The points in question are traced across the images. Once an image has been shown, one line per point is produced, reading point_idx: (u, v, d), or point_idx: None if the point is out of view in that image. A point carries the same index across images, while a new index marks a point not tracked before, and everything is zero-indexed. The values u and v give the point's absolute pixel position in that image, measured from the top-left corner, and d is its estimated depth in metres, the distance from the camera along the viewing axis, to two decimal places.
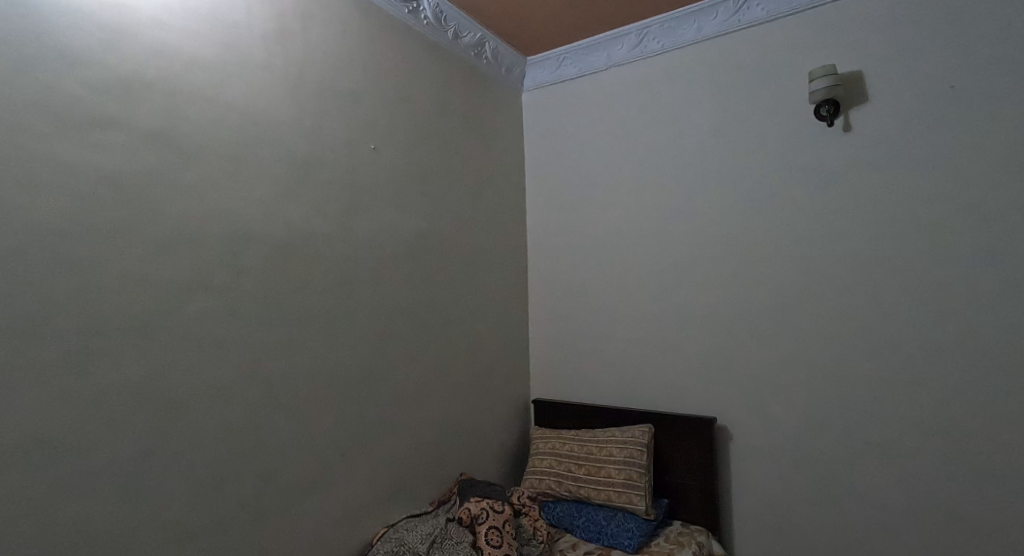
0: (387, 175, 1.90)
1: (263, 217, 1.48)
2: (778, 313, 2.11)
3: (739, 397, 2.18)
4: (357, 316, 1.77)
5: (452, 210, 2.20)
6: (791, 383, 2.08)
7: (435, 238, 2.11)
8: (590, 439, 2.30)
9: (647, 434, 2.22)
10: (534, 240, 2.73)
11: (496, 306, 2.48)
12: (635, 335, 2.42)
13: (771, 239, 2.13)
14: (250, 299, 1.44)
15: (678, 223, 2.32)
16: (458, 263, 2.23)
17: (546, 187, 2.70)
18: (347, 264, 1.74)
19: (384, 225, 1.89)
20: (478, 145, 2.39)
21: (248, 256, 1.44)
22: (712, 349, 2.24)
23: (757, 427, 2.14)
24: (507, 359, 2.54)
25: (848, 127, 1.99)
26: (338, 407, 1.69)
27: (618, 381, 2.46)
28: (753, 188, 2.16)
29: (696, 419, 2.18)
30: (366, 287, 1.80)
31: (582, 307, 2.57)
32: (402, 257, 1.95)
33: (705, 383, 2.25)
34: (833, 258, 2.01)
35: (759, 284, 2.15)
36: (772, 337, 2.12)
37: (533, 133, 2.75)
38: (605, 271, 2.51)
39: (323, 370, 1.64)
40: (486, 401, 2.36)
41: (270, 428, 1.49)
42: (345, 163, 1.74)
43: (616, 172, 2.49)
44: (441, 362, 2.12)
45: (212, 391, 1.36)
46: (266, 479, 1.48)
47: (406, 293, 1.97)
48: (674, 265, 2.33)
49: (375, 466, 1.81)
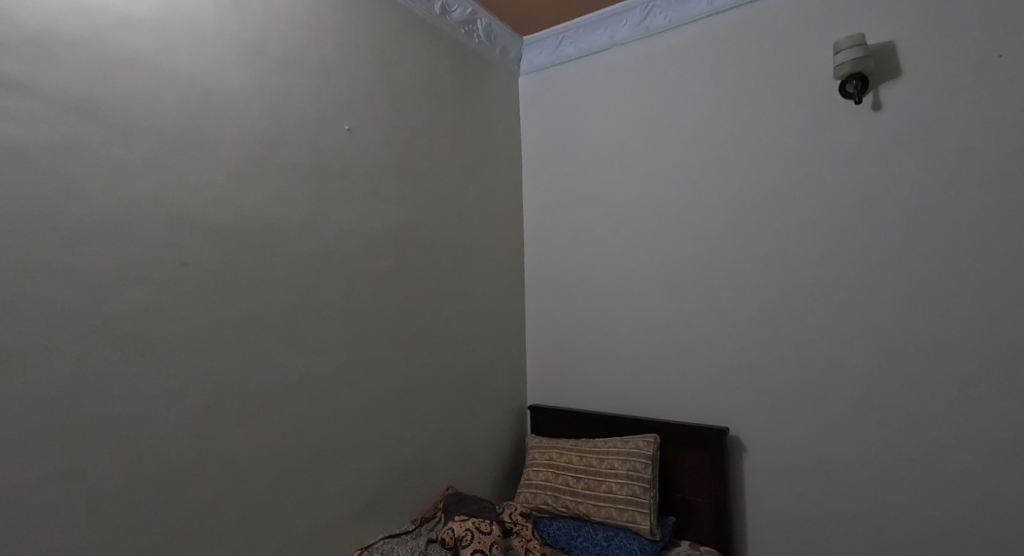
0: (364, 160, 1.73)
1: (213, 202, 1.31)
2: (796, 312, 1.91)
3: (753, 405, 1.98)
4: (327, 316, 1.59)
5: (437, 200, 2.03)
6: (811, 391, 1.88)
7: (419, 230, 1.94)
8: (589, 450, 2.12)
9: (652, 446, 2.02)
10: (531, 234, 2.55)
11: (488, 305, 2.30)
12: (639, 337, 2.23)
13: (788, 232, 1.93)
14: (197, 295, 1.27)
15: (684, 213, 2.13)
16: (445, 257, 2.06)
17: (543, 177, 2.52)
18: (316, 257, 1.57)
19: (360, 215, 1.71)
20: (469, 130, 2.21)
21: (194, 246, 1.27)
22: (723, 353, 2.04)
23: (773, 438, 1.94)
24: (501, 362, 2.36)
25: (878, 105, 1.79)
26: (303, 416, 1.52)
27: (620, 386, 2.27)
28: (768, 175, 1.97)
29: (706, 429, 1.98)
30: (338, 283, 1.63)
31: (581, 306, 2.39)
32: (380, 250, 1.78)
33: (715, 389, 2.05)
34: (858, 252, 1.81)
35: (775, 280, 1.95)
36: (790, 340, 1.92)
37: (530, 120, 2.56)
38: (606, 267, 2.32)
39: (284, 376, 1.47)
40: (476, 408, 2.18)
41: (222, 442, 1.32)
42: (313, 145, 1.57)
43: (618, 160, 2.30)
44: (426, 366, 1.94)
45: (149, 401, 1.19)
46: (218, 500, 1.31)
47: (385, 290, 1.79)
48: (681, 260, 2.13)
49: (348, 482, 1.64)
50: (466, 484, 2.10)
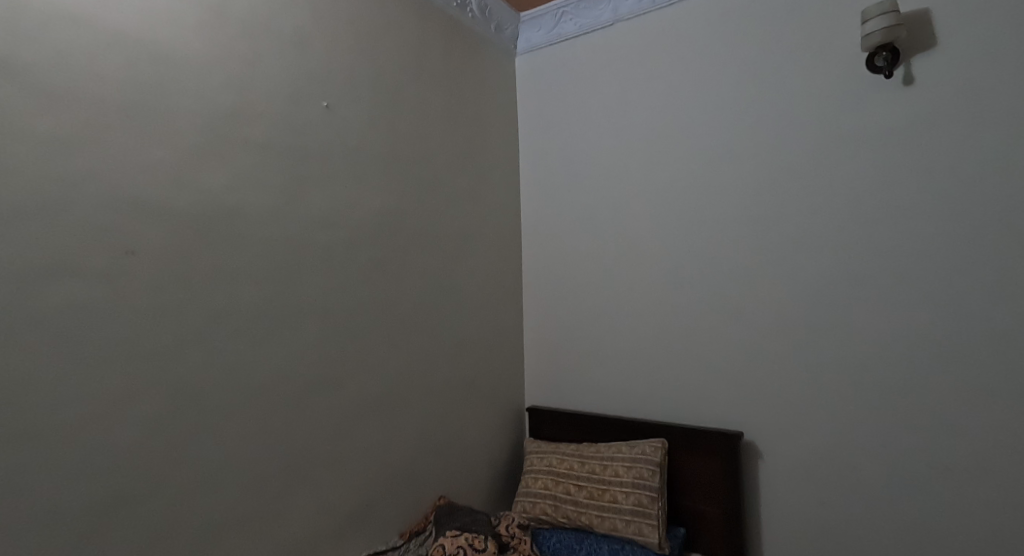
0: (344, 140, 1.57)
1: (166, 184, 1.15)
2: (815, 307, 1.77)
3: (768, 407, 1.84)
4: (303, 313, 1.44)
5: (427, 186, 1.87)
6: (832, 391, 1.74)
7: (406, 218, 1.78)
8: (592, 456, 1.97)
9: (660, 451, 1.88)
10: (528, 224, 2.39)
11: (483, 301, 2.15)
12: (644, 334, 2.08)
13: (807, 219, 1.78)
14: (147, 290, 1.12)
15: (693, 200, 1.98)
16: (435, 249, 1.90)
17: (541, 164, 2.36)
18: (290, 247, 1.41)
19: (340, 200, 1.56)
20: (461, 111, 2.06)
21: (146, 234, 1.12)
22: (736, 351, 1.90)
23: (790, 443, 1.80)
24: (496, 361, 2.22)
25: (909, 79, 1.63)
26: (276, 425, 1.37)
27: (624, 387, 2.12)
28: (785, 157, 1.82)
29: (718, 434, 1.83)
30: (314, 276, 1.48)
31: (582, 301, 2.24)
32: (363, 241, 1.63)
33: (727, 390, 1.91)
34: (885, 242, 1.66)
35: (792, 273, 1.80)
36: (808, 337, 1.78)
37: (528, 102, 2.40)
38: (609, 260, 2.17)
39: (253, 379, 1.32)
40: (469, 411, 2.03)
41: (180, 455, 1.17)
42: (285, 121, 1.41)
43: (621, 145, 2.15)
44: (413, 367, 1.79)
45: (90, 410, 1.04)
46: (177, 522, 1.16)
47: (369, 284, 1.64)
48: (689, 251, 1.99)
49: (327, 495, 1.49)
50: (459, 493, 1.96)
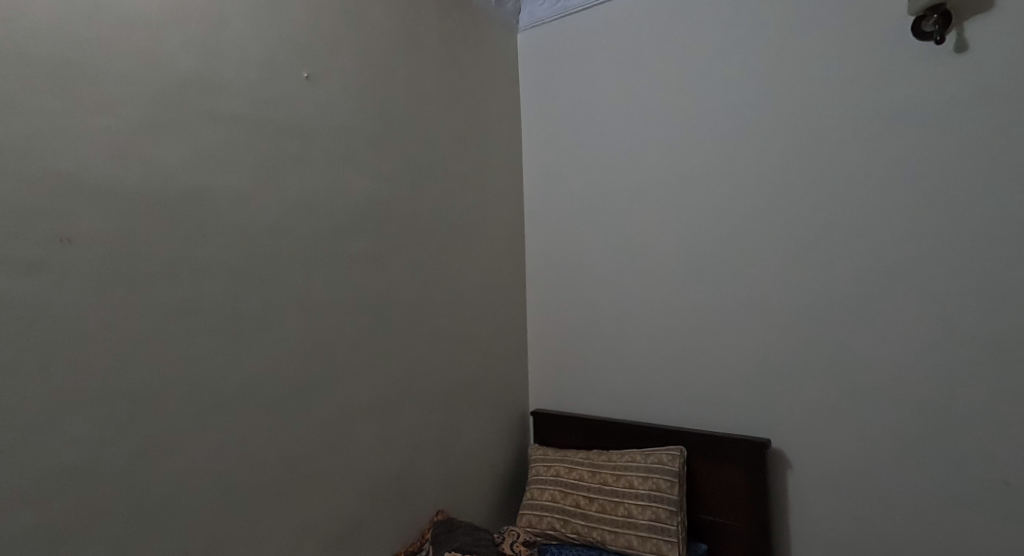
0: (329, 116, 1.40)
1: (114, 160, 0.99)
2: (850, 302, 1.60)
3: (797, 411, 1.68)
4: (281, 312, 1.28)
5: (422, 171, 1.70)
6: (869, 395, 1.58)
7: (399, 206, 1.62)
8: (603, 465, 1.82)
9: (678, 460, 1.73)
10: (532, 214, 2.22)
11: (484, 296, 1.98)
12: (658, 332, 1.92)
13: (841, 205, 1.61)
14: (88, 284, 0.95)
15: (713, 186, 1.81)
16: (431, 240, 1.74)
17: (546, 148, 2.19)
18: (266, 237, 1.25)
19: (324, 184, 1.39)
20: (460, 90, 1.89)
21: (87, 219, 0.95)
22: (761, 350, 1.73)
23: (822, 451, 1.64)
24: (499, 362, 2.06)
25: (962, 46, 1.46)
26: (251, 438, 1.21)
27: (637, 390, 1.96)
28: (816, 137, 1.65)
29: (742, 441, 1.69)
30: (295, 270, 1.31)
31: (591, 297, 2.07)
32: (350, 230, 1.46)
33: (751, 393, 1.75)
34: (930, 229, 1.50)
35: (824, 265, 1.64)
36: (842, 335, 1.62)
37: (532, 82, 2.23)
38: (619, 252, 2.00)
39: (222, 387, 1.16)
40: (469, 416, 1.87)
41: (133, 476, 1.01)
42: (260, 92, 1.23)
43: (633, 126, 1.98)
44: (408, 370, 1.63)
45: (20, 426, 0.87)
46: (130, 555, 0.99)
47: (357, 279, 1.48)
48: (709, 241, 1.82)
49: (311, 516, 1.33)
50: (458, 506, 1.80)
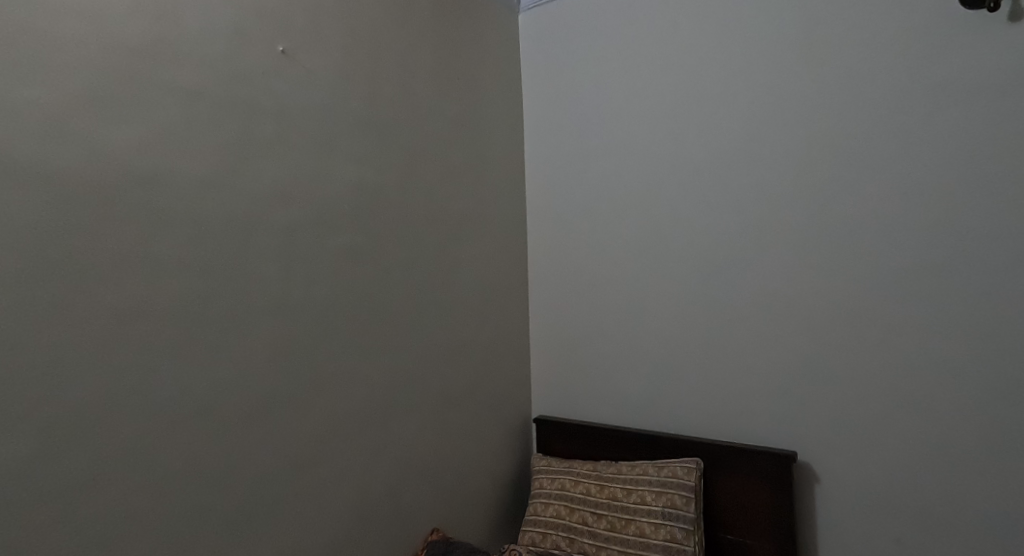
0: (309, 96, 1.26)
1: (44, 138, 0.85)
2: (884, 302, 1.46)
3: (825, 422, 1.54)
4: (253, 315, 1.15)
5: (414, 159, 1.56)
6: (906, 403, 1.43)
7: (389, 196, 1.48)
8: (612, 478, 1.69)
9: (694, 474, 1.60)
10: (534, 208, 2.08)
11: (483, 295, 1.84)
12: (671, 334, 1.78)
13: (875, 195, 1.46)
14: (14, 282, 0.82)
15: (731, 174, 1.67)
16: (425, 235, 1.60)
17: (550, 135, 2.04)
18: (235, 230, 1.11)
19: (303, 171, 1.25)
20: (456, 72, 1.75)
21: (12, 205, 0.82)
22: (785, 354, 1.59)
23: (852, 466, 1.50)
24: (499, 367, 1.92)
25: (1018, 13, 1.30)
26: (220, 455, 1.08)
27: (648, 395, 1.83)
28: (848, 118, 1.50)
29: (765, 454, 1.56)
30: (269, 267, 1.18)
31: (598, 295, 1.93)
32: (334, 222, 1.32)
33: (774, 400, 1.61)
34: (976, 221, 1.35)
35: (855, 260, 1.49)
36: (877, 338, 1.47)
37: (534, 65, 2.08)
38: (629, 249, 1.86)
39: (184, 399, 1.03)
40: (467, 424, 1.74)
41: (72, 503, 0.87)
42: (226, 65, 1.09)
43: (645, 110, 1.83)
44: (399, 377, 1.50)
45: None
46: None
47: (342, 278, 1.35)
48: (726, 236, 1.68)
49: (289, 540, 1.20)
50: (455, 523, 1.67)
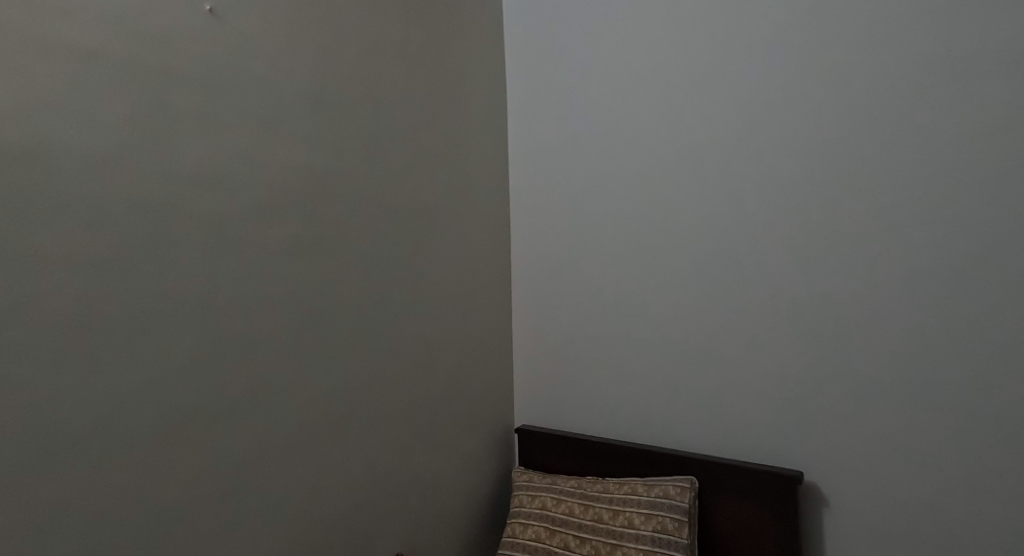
0: (243, 65, 1.10)
1: None
2: (900, 303, 1.30)
3: (834, 437, 1.38)
4: (174, 317, 0.99)
5: (377, 144, 1.41)
6: (923, 418, 1.28)
7: (346, 185, 1.33)
8: (598, 498, 1.53)
9: (687, 494, 1.45)
10: (517, 200, 1.92)
11: (459, 295, 1.69)
12: (665, 337, 1.62)
13: (892, 182, 1.30)
14: None
15: (731, 161, 1.51)
16: (390, 227, 1.45)
17: (535, 122, 1.89)
18: (152, 218, 0.95)
19: (240, 152, 1.10)
20: (428, 50, 1.59)
21: None
22: (788, 361, 1.44)
23: (863, 487, 1.35)
24: (476, 372, 1.76)
25: None
26: (130, 484, 0.92)
27: (638, 406, 1.67)
28: (860, 99, 1.34)
29: (767, 474, 1.39)
30: (193, 261, 1.01)
31: (585, 294, 1.77)
32: (278, 213, 1.17)
33: (776, 413, 1.45)
34: (1007, 212, 1.19)
35: (866, 258, 1.33)
36: (892, 344, 1.31)
37: (518, 46, 1.92)
38: (618, 245, 1.70)
39: (76, 418, 0.86)
40: (438, 436, 1.60)
41: None
42: (132, 22, 0.93)
43: (636, 91, 1.67)
44: (357, 385, 1.35)
45: None
46: None
47: (288, 274, 1.19)
48: (725, 232, 1.52)
49: None
50: (423, 545, 1.52)
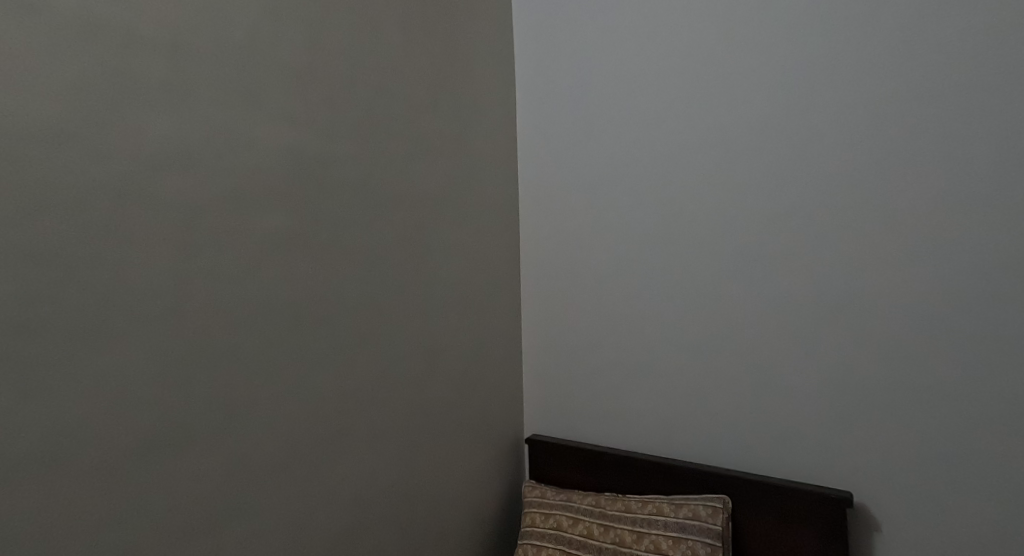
0: (222, 32, 0.96)
1: None
2: (961, 308, 1.18)
3: (884, 454, 1.26)
4: (141, 322, 0.85)
5: (376, 130, 1.28)
6: (977, 430, 1.16)
7: (341, 174, 1.19)
8: (619, 518, 1.40)
9: (720, 516, 1.32)
10: (527, 192, 1.79)
11: (466, 296, 1.56)
12: (690, 342, 1.50)
13: (950, 172, 1.17)
14: None
15: (763, 150, 1.38)
16: (389, 220, 1.31)
17: (546, 108, 1.75)
18: (116, 207, 0.82)
19: (218, 134, 0.96)
20: (432, 27, 1.46)
21: None
22: (830, 369, 1.32)
23: (912, 505, 1.24)
24: (484, 379, 1.63)
25: None
26: (86, 524, 0.78)
27: (660, 415, 1.54)
28: (908, 80, 1.21)
29: (815, 496, 1.28)
30: (161, 257, 0.87)
31: (601, 293, 1.64)
32: (264, 205, 1.04)
33: (815, 424, 1.34)
34: None
35: (914, 257, 1.21)
36: (950, 353, 1.19)
37: (527, 26, 1.78)
38: (639, 241, 1.57)
39: (22, 442, 0.72)
40: (445, 448, 1.47)
41: None
42: None
43: (657, 74, 1.54)
44: (355, 396, 1.22)
45: None
46: None
47: (274, 273, 1.05)
48: (756, 227, 1.40)
49: None
50: None
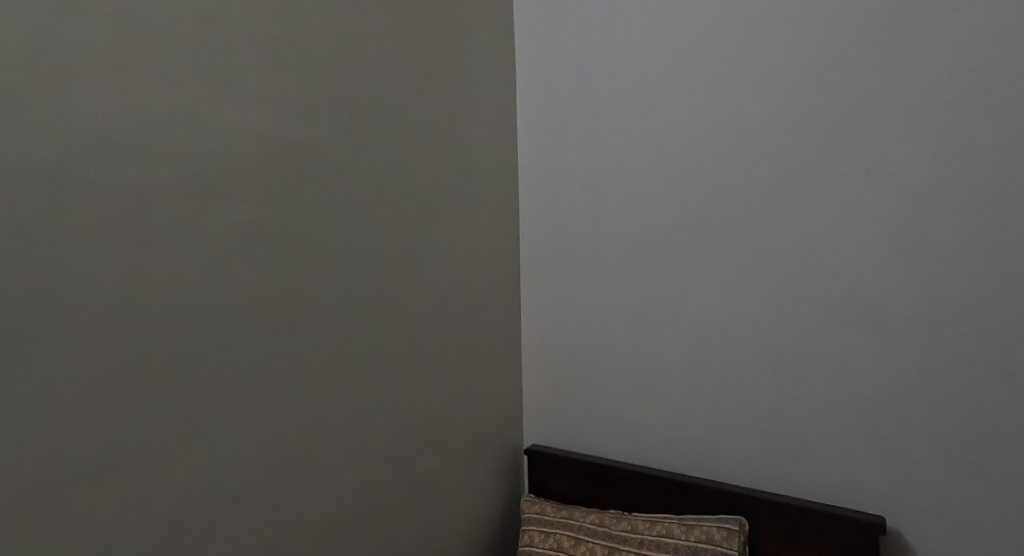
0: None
1: None
2: (1006, 313, 1.07)
3: (918, 473, 1.16)
4: (85, 326, 0.74)
5: (360, 113, 1.17)
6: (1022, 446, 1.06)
7: (322, 160, 1.09)
8: (625, 540, 1.28)
9: (736, 540, 1.21)
10: (527, 183, 1.67)
11: (461, 295, 1.46)
12: (702, 345, 1.38)
13: (996, 163, 1.06)
14: None
15: (785, 137, 1.27)
16: (376, 214, 1.21)
17: (549, 93, 1.62)
18: (57, 195, 0.70)
19: (180, 114, 0.85)
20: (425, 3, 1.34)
21: None
22: (859, 379, 1.21)
23: (944, 526, 1.14)
24: (480, 386, 1.52)
25: None
26: None
27: (669, 425, 1.44)
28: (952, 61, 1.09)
29: (841, 518, 1.17)
30: (106, 255, 0.75)
31: (607, 294, 1.53)
32: (234, 193, 0.93)
33: (839, 437, 1.23)
34: None
35: (952, 256, 1.11)
36: (995, 362, 1.08)
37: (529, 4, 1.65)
38: (647, 237, 1.46)
39: None
40: (438, 458, 1.37)
41: None
42: None
43: (670, 54, 1.41)
44: (337, 403, 1.12)
45: None
46: None
47: (246, 271, 0.95)
48: (776, 222, 1.28)
49: None
50: None
